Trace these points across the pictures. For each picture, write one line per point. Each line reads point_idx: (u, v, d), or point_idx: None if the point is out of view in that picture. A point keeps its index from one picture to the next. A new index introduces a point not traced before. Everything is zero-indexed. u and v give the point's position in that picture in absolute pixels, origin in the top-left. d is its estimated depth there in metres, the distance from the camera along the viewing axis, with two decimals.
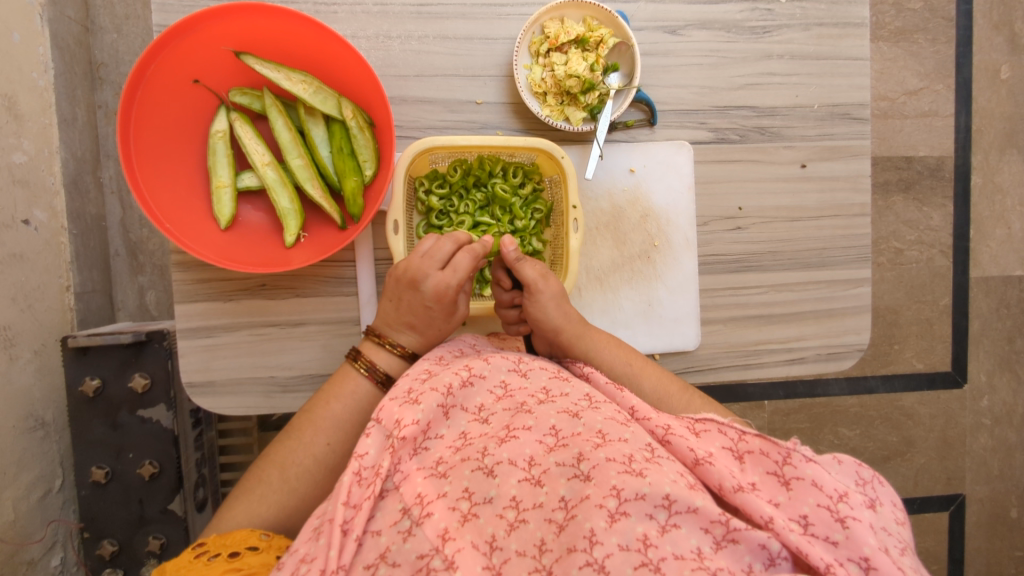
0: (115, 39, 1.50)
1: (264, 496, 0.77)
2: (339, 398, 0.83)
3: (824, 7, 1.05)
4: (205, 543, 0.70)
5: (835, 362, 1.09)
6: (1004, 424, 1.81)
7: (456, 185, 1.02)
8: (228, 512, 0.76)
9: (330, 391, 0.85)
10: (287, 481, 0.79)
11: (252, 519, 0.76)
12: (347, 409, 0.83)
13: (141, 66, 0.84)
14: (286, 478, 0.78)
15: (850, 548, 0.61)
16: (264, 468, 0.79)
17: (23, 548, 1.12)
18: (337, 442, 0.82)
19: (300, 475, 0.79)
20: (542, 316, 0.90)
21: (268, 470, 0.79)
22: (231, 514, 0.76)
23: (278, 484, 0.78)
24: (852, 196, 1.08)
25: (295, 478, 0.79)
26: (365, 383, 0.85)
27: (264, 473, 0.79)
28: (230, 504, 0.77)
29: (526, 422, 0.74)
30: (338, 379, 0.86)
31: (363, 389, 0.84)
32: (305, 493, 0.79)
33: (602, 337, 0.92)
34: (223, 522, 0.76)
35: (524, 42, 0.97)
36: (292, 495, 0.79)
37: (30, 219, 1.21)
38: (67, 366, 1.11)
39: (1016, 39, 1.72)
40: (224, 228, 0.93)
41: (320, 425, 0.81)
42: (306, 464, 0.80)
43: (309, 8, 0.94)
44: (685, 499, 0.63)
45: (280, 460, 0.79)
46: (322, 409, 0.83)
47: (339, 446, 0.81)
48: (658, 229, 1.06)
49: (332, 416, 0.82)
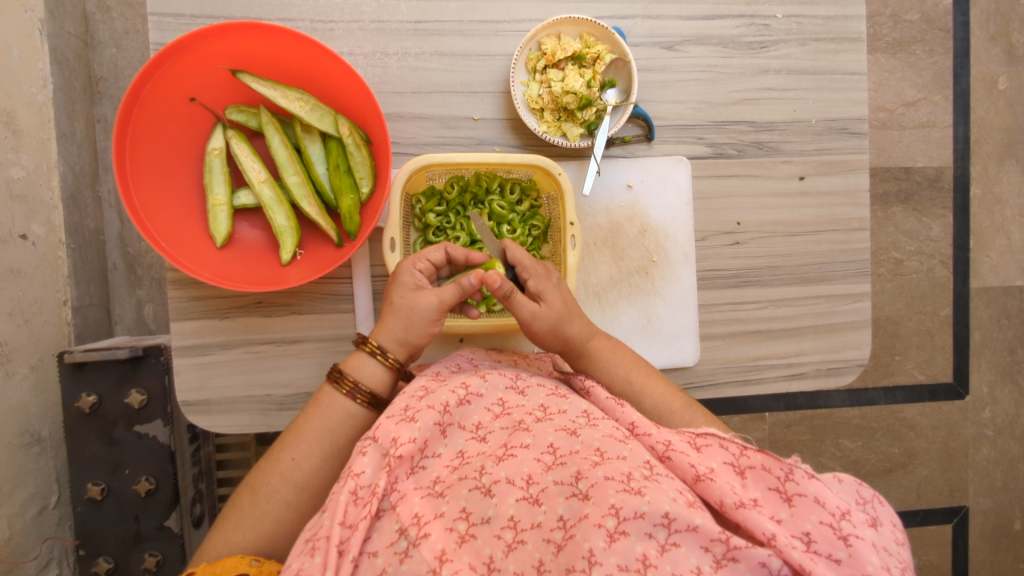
0: (115, 53, 1.51)
1: (238, 523, 0.76)
2: (303, 413, 0.82)
3: (821, 22, 1.05)
4: (194, 572, 0.68)
5: (835, 377, 1.09)
6: (1006, 435, 1.80)
7: (453, 201, 1.02)
8: (206, 544, 0.76)
9: (302, 411, 0.84)
10: (257, 503, 0.77)
11: (230, 547, 0.75)
12: (308, 424, 0.81)
13: (136, 85, 0.83)
14: (254, 500, 0.77)
15: (853, 566, 0.61)
16: (238, 495, 0.79)
17: (18, 567, 1.11)
18: (302, 457, 0.79)
19: (269, 497, 0.77)
20: (545, 343, 0.90)
21: (241, 495, 0.78)
22: (211, 545, 0.76)
23: (249, 508, 0.77)
24: (851, 210, 1.08)
25: (265, 499, 0.77)
26: (336, 398, 0.82)
27: (237, 500, 0.78)
28: (208, 536, 0.76)
29: (524, 440, 0.73)
30: (311, 399, 0.85)
31: (337, 406, 0.82)
32: (279, 513, 0.77)
33: (608, 351, 0.91)
34: (204, 555, 0.75)
35: (520, 59, 0.96)
36: (265, 518, 0.77)
37: (28, 234, 1.21)
38: (63, 382, 1.10)
39: (1013, 49, 1.72)
40: (219, 246, 0.92)
41: (285, 444, 0.80)
42: (276, 485, 0.78)
43: (306, 25, 0.95)
44: (685, 517, 0.61)
45: (250, 486, 0.78)
46: (289, 429, 0.82)
47: (304, 461, 0.79)
48: (656, 244, 1.05)
49: (295, 433, 0.81)
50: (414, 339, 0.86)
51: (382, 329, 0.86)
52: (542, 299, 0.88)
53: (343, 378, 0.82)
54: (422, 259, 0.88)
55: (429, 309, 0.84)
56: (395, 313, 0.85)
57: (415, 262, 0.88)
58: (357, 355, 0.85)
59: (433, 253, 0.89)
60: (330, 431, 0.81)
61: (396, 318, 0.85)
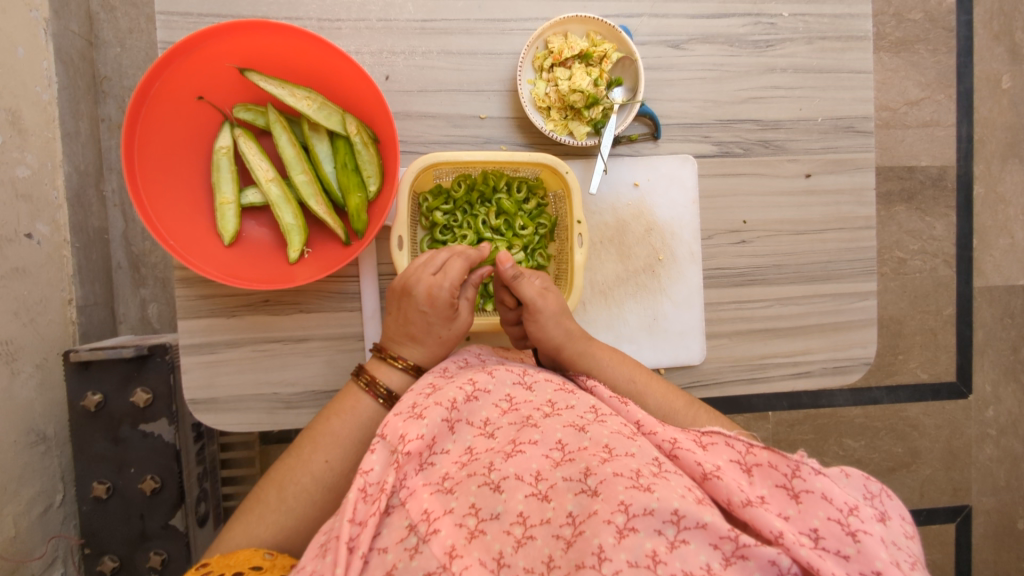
0: (119, 53, 1.51)
1: (262, 516, 0.76)
2: (338, 415, 0.83)
3: (827, 21, 1.05)
4: (211, 563, 0.68)
5: (841, 375, 1.09)
6: (1010, 435, 1.79)
7: (460, 200, 1.02)
8: (226, 534, 0.74)
9: (332, 410, 0.84)
10: (285, 500, 0.77)
11: (252, 541, 0.74)
12: (345, 426, 0.82)
13: (144, 85, 0.84)
14: (282, 497, 0.77)
15: (862, 562, 0.61)
16: (263, 487, 0.78)
17: (23, 565, 1.11)
18: (336, 461, 0.80)
19: (297, 495, 0.77)
20: (543, 333, 0.90)
21: (267, 489, 0.78)
22: (230, 536, 0.74)
23: (275, 503, 0.77)
24: (857, 209, 1.08)
25: (293, 497, 0.77)
26: (366, 402, 0.84)
27: (261, 492, 0.78)
28: (229, 525, 0.75)
29: (532, 436, 0.73)
30: (337, 399, 0.85)
31: (377, 413, 0.83)
32: (303, 513, 0.77)
33: (606, 352, 0.91)
34: (222, 546, 0.73)
35: (527, 57, 0.97)
36: (289, 516, 0.76)
37: (33, 233, 1.21)
38: (68, 380, 1.10)
39: (1016, 49, 1.73)
40: (227, 244, 0.93)
41: (319, 444, 0.80)
42: (305, 484, 0.78)
43: (313, 24, 0.95)
44: (694, 514, 0.61)
45: (279, 479, 0.78)
46: (322, 427, 0.82)
47: (338, 465, 0.80)
48: (662, 242, 1.05)
49: (331, 433, 0.81)
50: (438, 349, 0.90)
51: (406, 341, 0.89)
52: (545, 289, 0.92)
53: (374, 383, 0.84)
54: (456, 280, 0.88)
55: (468, 324, 0.92)
56: (442, 342, 0.90)
57: (452, 286, 0.87)
58: (378, 363, 0.88)
59: (445, 260, 0.90)
60: (366, 436, 0.82)
61: (443, 344, 0.90)
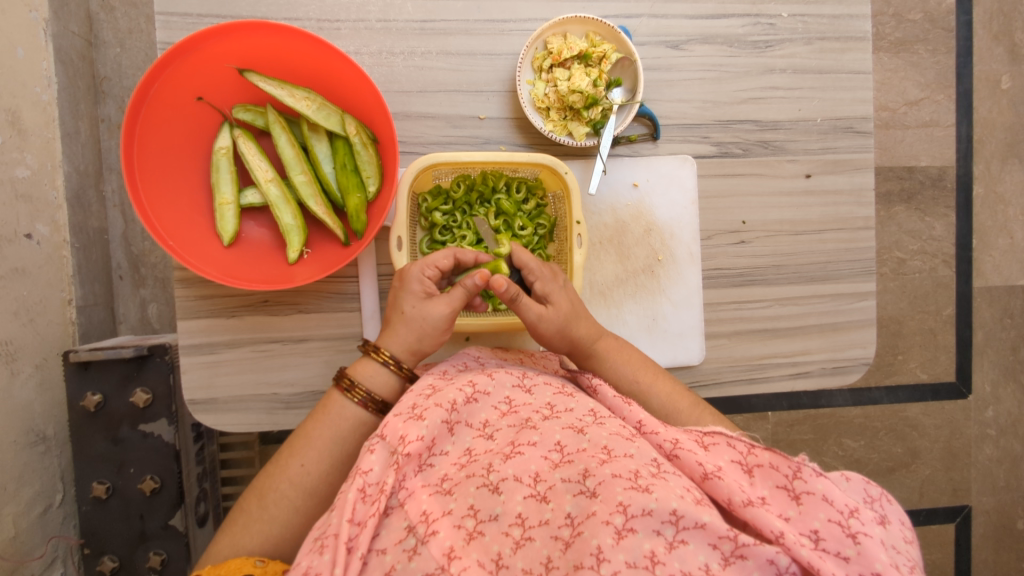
0: (119, 53, 1.51)
1: (246, 527, 0.76)
2: (312, 418, 0.83)
3: (826, 21, 1.05)
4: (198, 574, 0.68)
5: (840, 376, 1.09)
6: (1009, 435, 1.80)
7: (459, 200, 1.02)
8: (213, 547, 0.75)
9: (310, 416, 0.84)
10: (266, 508, 0.77)
11: (237, 551, 0.74)
12: (318, 430, 0.81)
13: (143, 86, 0.84)
14: (263, 505, 0.77)
15: (862, 564, 0.61)
16: (245, 499, 0.79)
17: (22, 565, 1.11)
18: (312, 463, 0.80)
19: (278, 502, 0.77)
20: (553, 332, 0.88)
21: (249, 500, 0.78)
22: (218, 548, 0.75)
23: (258, 512, 0.77)
24: (857, 210, 1.08)
25: (274, 504, 0.77)
26: (346, 406, 0.82)
27: (244, 504, 0.78)
28: (216, 539, 0.76)
29: (531, 438, 0.73)
30: (318, 405, 0.85)
31: (350, 412, 0.82)
32: (288, 518, 0.78)
33: (615, 352, 0.91)
34: (210, 559, 0.74)
35: (527, 58, 0.97)
36: (273, 523, 0.77)
37: (33, 234, 1.21)
38: (68, 381, 1.10)
39: (1015, 49, 1.73)
40: (226, 245, 0.93)
41: (295, 449, 0.80)
42: (285, 490, 0.78)
43: (312, 25, 0.95)
44: (693, 515, 0.61)
45: (258, 489, 0.78)
46: (298, 434, 0.82)
47: (314, 467, 0.80)
48: (661, 243, 1.05)
49: (305, 439, 0.81)
50: (424, 348, 0.88)
51: (391, 338, 0.86)
52: (549, 300, 0.88)
53: (354, 386, 0.82)
54: (433, 264, 0.87)
55: (441, 318, 0.85)
56: (407, 324, 0.86)
57: (424, 267, 0.87)
58: (364, 360, 0.86)
59: (440, 258, 0.88)
60: (342, 437, 0.82)
61: (408, 327, 0.86)
